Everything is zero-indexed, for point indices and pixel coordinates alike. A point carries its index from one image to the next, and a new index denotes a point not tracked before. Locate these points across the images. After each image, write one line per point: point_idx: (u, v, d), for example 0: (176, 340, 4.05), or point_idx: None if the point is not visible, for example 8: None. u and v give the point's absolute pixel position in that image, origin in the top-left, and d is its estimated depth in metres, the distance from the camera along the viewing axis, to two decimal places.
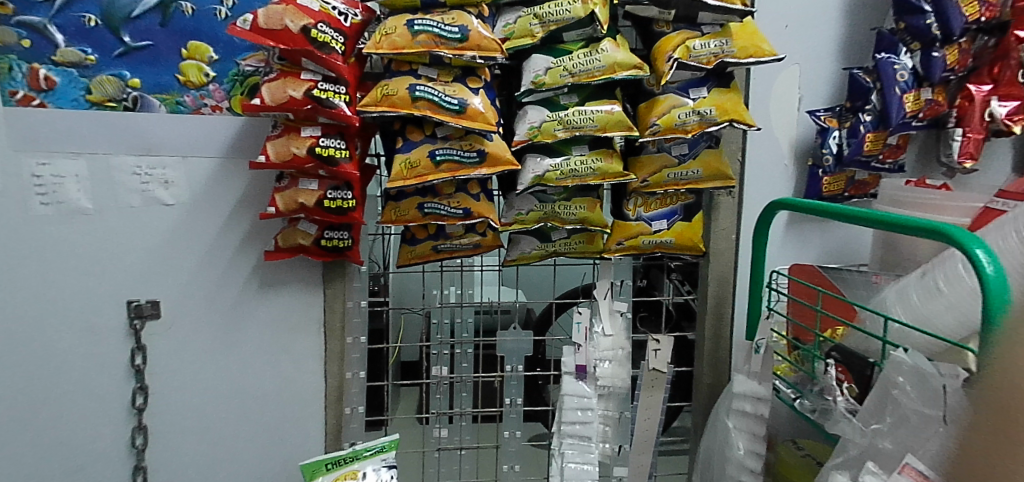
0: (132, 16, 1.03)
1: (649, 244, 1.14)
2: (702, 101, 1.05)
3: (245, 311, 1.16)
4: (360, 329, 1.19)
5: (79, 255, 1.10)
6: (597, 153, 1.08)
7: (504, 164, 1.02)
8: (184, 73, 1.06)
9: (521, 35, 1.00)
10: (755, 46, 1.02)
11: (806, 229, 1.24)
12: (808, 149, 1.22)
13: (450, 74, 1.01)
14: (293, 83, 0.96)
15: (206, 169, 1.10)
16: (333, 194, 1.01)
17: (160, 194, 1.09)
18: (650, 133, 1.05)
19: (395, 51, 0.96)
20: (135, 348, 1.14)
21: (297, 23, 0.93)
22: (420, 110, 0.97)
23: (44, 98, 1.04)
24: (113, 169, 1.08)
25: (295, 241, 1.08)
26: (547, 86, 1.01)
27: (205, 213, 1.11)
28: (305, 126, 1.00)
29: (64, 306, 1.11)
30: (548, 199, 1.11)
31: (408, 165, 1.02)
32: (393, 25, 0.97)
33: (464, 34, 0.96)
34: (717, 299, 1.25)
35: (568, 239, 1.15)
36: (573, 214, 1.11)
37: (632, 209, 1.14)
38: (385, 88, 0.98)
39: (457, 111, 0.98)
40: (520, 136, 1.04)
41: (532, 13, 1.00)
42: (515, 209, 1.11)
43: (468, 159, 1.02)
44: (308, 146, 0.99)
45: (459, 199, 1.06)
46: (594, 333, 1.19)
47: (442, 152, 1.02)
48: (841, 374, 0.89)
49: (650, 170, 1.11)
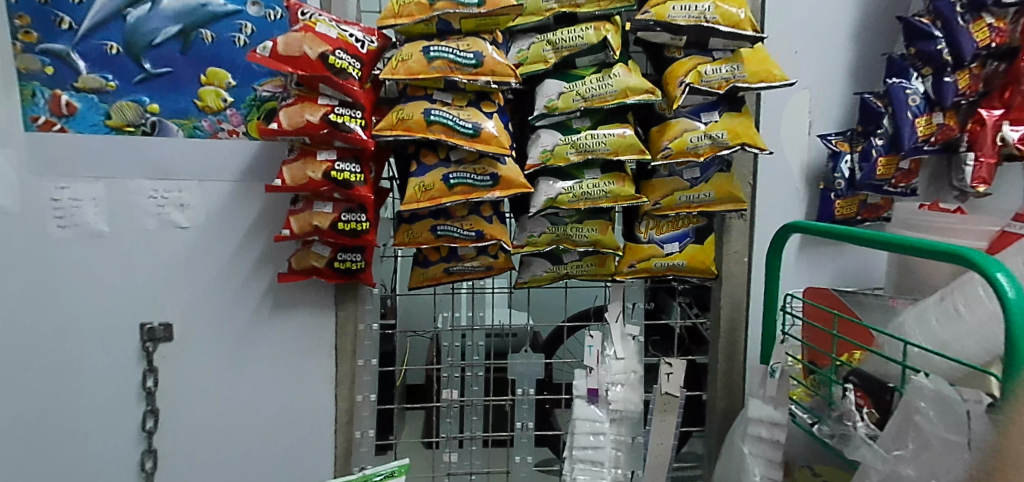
0: (154, 44, 1.04)
1: (661, 266, 1.14)
2: (714, 125, 1.06)
3: (257, 334, 1.16)
4: (370, 352, 1.18)
5: (95, 277, 1.11)
6: (609, 176, 1.08)
7: (518, 186, 1.03)
8: (202, 99, 1.07)
9: (535, 61, 1.02)
10: (766, 71, 1.03)
11: (818, 252, 1.24)
12: (820, 173, 1.22)
13: (464, 99, 1.02)
14: (310, 107, 0.98)
15: (221, 192, 1.11)
16: (347, 217, 1.02)
17: (176, 217, 1.10)
18: (661, 156, 1.06)
19: (411, 76, 0.97)
20: (146, 370, 1.14)
21: (316, 50, 0.94)
22: (435, 134, 0.98)
23: (65, 123, 1.06)
24: (131, 193, 1.09)
25: (308, 263, 1.08)
26: (560, 110, 1.02)
27: (219, 236, 1.12)
28: (321, 150, 1.01)
29: (76, 328, 1.11)
30: (560, 221, 1.11)
31: (422, 188, 1.02)
32: (409, 51, 0.98)
33: (479, 59, 0.97)
34: (729, 323, 1.25)
35: (579, 261, 1.15)
36: (585, 236, 1.11)
37: (644, 231, 1.15)
38: (400, 112, 0.99)
39: (472, 134, 0.99)
40: (532, 159, 1.05)
41: (546, 40, 1.02)
42: (527, 231, 1.12)
43: (482, 182, 1.02)
44: (324, 170, 0.99)
45: (472, 221, 1.07)
46: (606, 356, 1.19)
47: (456, 175, 1.03)
48: (860, 399, 0.88)
49: (662, 193, 1.12)
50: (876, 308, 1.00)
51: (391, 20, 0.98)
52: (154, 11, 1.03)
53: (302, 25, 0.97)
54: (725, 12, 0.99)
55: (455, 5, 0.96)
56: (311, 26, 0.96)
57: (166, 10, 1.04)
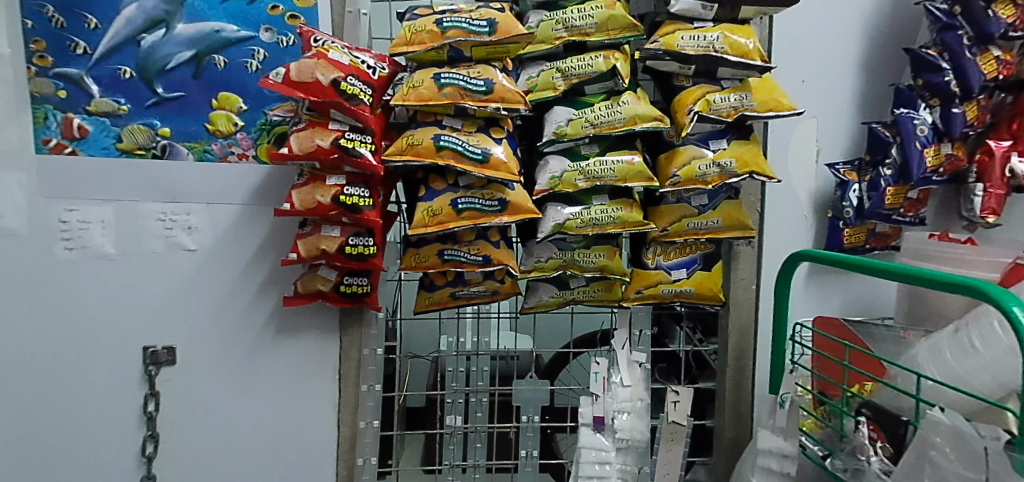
0: (167, 69, 1.05)
1: (669, 292, 1.17)
2: (722, 152, 1.06)
3: (261, 358, 1.15)
4: (374, 377, 1.17)
5: (100, 299, 1.10)
6: (617, 203, 1.09)
7: (525, 212, 1.03)
8: (213, 123, 1.07)
9: (544, 88, 1.02)
10: (774, 100, 1.03)
11: (827, 281, 1.23)
12: (828, 201, 1.22)
13: (474, 125, 1.02)
14: (321, 132, 0.98)
15: (229, 215, 1.10)
16: (355, 241, 1.01)
17: (182, 240, 1.10)
18: (670, 184, 1.06)
19: (422, 102, 0.97)
20: (148, 394, 1.13)
21: (328, 76, 0.95)
22: (445, 159, 0.99)
23: (76, 146, 1.06)
24: (139, 215, 1.09)
25: (314, 287, 1.07)
26: (568, 136, 1.02)
27: (226, 260, 1.12)
28: (331, 175, 1.01)
29: (80, 351, 1.11)
30: (568, 247, 1.13)
31: (430, 213, 1.02)
32: (420, 78, 0.99)
33: (489, 86, 0.98)
34: (737, 351, 1.24)
35: (586, 287, 1.18)
36: (592, 262, 1.13)
37: (651, 257, 1.17)
38: (410, 137, 1.00)
39: (481, 160, 0.99)
40: (541, 186, 1.06)
41: (555, 67, 1.02)
42: (534, 256, 1.13)
43: (490, 207, 1.03)
44: (333, 194, 0.99)
45: (479, 246, 1.07)
46: (613, 383, 1.18)
47: (464, 199, 1.03)
48: (872, 432, 0.86)
49: (670, 219, 1.13)
50: (886, 339, 0.98)
51: (403, 48, 0.98)
52: (168, 37, 1.04)
53: (315, 51, 0.97)
54: (733, 42, 1.00)
55: (466, 34, 0.96)
56: (324, 53, 0.97)
57: (180, 36, 1.05)
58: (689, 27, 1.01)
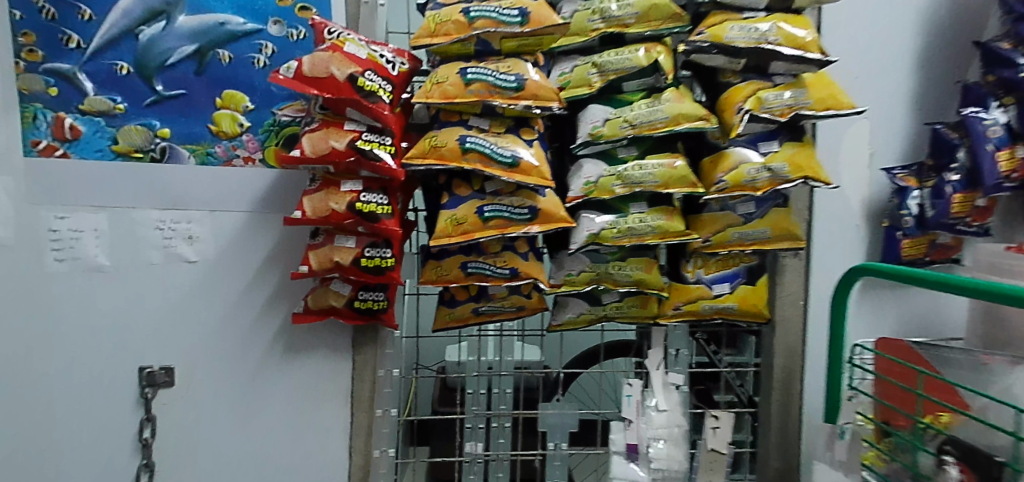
0: (167, 64, 0.96)
1: (710, 309, 1.07)
2: (773, 156, 0.96)
3: (266, 380, 1.05)
4: (390, 401, 1.06)
5: (93, 314, 1.01)
6: (657, 210, 1.00)
7: (558, 221, 0.94)
8: (216, 123, 0.99)
9: (578, 85, 0.93)
10: (833, 96, 0.93)
11: (880, 296, 1.14)
12: (882, 209, 1.12)
13: (502, 125, 0.93)
14: (337, 133, 0.89)
15: (233, 223, 1.01)
16: (371, 252, 0.92)
17: (183, 251, 1.01)
18: (716, 190, 0.96)
19: (447, 100, 0.88)
20: (144, 419, 1.03)
21: (344, 71, 0.86)
22: (471, 163, 0.89)
23: (67, 148, 0.97)
24: (136, 224, 1.00)
25: (326, 303, 0.97)
26: (606, 137, 0.93)
27: (229, 273, 1.02)
28: (346, 179, 0.92)
29: (70, 371, 1.01)
30: (602, 259, 1.03)
31: (455, 221, 0.93)
32: (444, 73, 0.90)
33: (521, 82, 0.88)
34: (784, 372, 1.14)
35: (619, 303, 1.08)
36: (628, 275, 1.03)
37: (691, 271, 1.07)
38: (433, 139, 0.91)
39: (511, 164, 0.90)
40: (575, 192, 0.96)
41: (591, 62, 0.93)
42: (566, 269, 1.04)
43: (519, 215, 0.93)
44: (348, 201, 0.90)
45: (506, 258, 0.98)
46: (647, 407, 1.09)
47: (491, 207, 0.94)
48: (961, 473, 0.77)
49: (713, 229, 1.04)
50: (965, 365, 0.85)
51: (426, 39, 0.89)
52: (169, 29, 0.96)
53: (329, 44, 0.89)
54: (787, 34, 0.90)
55: (496, 24, 0.87)
56: (339, 45, 0.88)
57: (182, 29, 0.96)
58: (739, 18, 0.91)
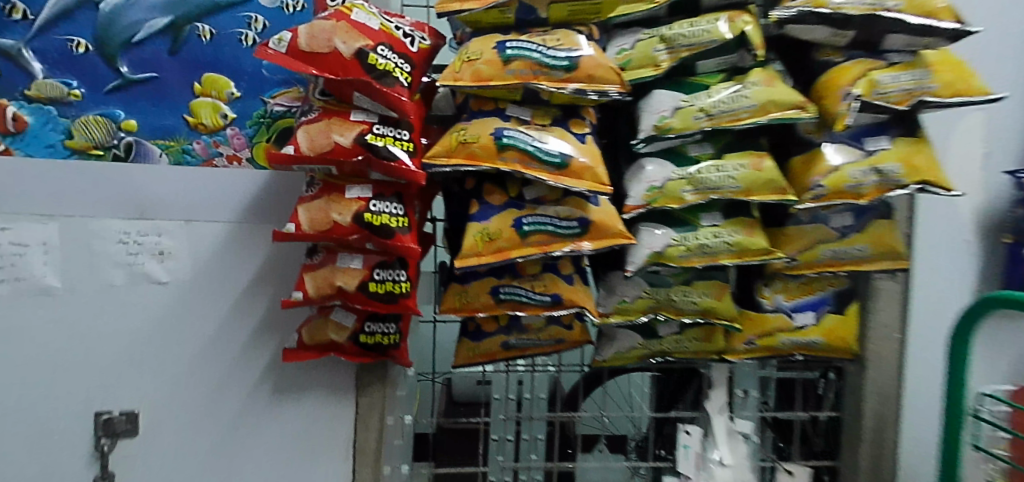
0: (134, 41, 0.79)
1: (789, 343, 0.89)
2: (884, 154, 0.77)
3: (249, 429, 0.86)
4: (400, 455, 0.89)
5: (39, 347, 0.82)
6: (732, 223, 0.81)
7: (612, 237, 0.75)
8: (194, 114, 0.81)
9: (641, 65, 0.74)
10: (965, 80, 0.74)
11: (995, 328, 0.94)
12: (998, 220, 0.94)
13: (547, 115, 0.74)
14: (340, 126, 0.70)
15: (213, 237, 0.83)
16: (381, 275, 0.73)
17: (151, 270, 0.82)
18: (810, 197, 0.77)
19: (479, 83, 0.70)
20: (99, 476, 0.84)
21: (351, 44, 0.68)
22: (507, 163, 0.70)
23: (10, 143, 0.79)
24: (94, 236, 0.81)
25: (324, 337, 0.78)
26: (675, 131, 0.74)
27: (207, 296, 0.83)
28: (351, 183, 0.73)
29: (10, 417, 0.83)
30: (663, 282, 0.84)
31: (485, 237, 0.74)
32: (477, 48, 0.71)
33: (573, 60, 0.70)
34: (876, 420, 0.95)
35: (679, 335, 0.89)
36: (693, 303, 0.84)
37: (769, 297, 0.88)
38: (461, 133, 0.72)
39: (559, 165, 0.71)
40: (635, 199, 0.76)
41: (658, 35, 0.75)
42: (618, 295, 0.84)
43: (566, 229, 0.75)
44: (354, 211, 0.71)
45: (547, 282, 0.79)
46: (708, 461, 0.86)
47: (531, 218, 0.75)
48: None
49: (800, 247, 0.84)
50: None
51: (456, 4, 0.71)
52: None
53: (332, 12, 0.71)
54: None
55: None
56: (345, 13, 0.70)
57: None
58: None
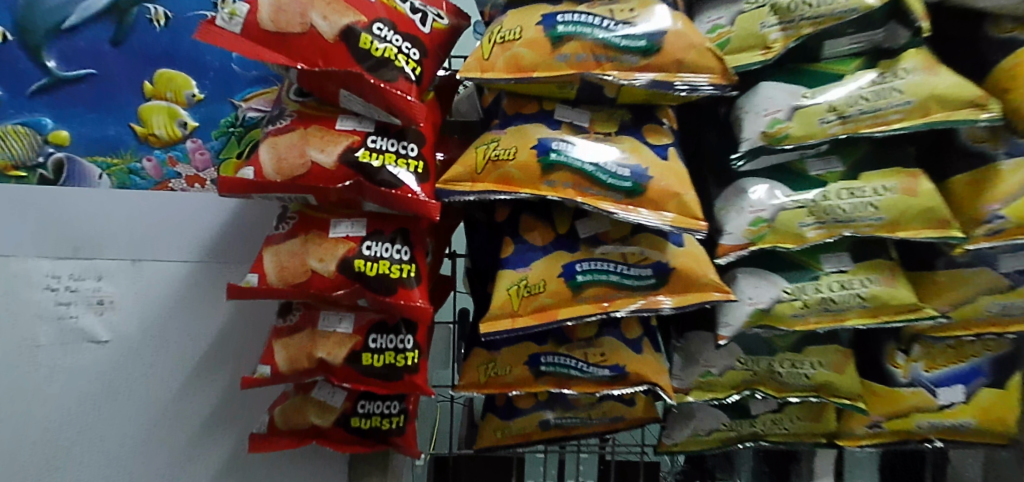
0: (65, 28, 0.62)
1: (929, 428, 0.64)
2: None
3: None
4: None
5: None
6: (865, 268, 0.58)
7: (701, 289, 0.53)
8: (145, 122, 0.63)
9: (743, 47, 0.53)
10: None
11: None
12: None
13: (610, 121, 0.53)
14: (321, 136, 0.50)
15: (168, 281, 0.64)
16: (378, 344, 0.54)
17: (88, 325, 0.63)
18: (984, 232, 0.54)
19: (517, 76, 0.49)
20: None
21: (338, 22, 0.47)
22: (556, 189, 0.49)
23: None
24: (14, 281, 0.62)
25: (303, 422, 0.58)
26: (794, 141, 0.52)
27: (158, 359, 0.64)
28: (337, 216, 0.53)
29: None
30: (760, 349, 0.62)
31: (522, 290, 0.53)
32: (514, 25, 0.51)
33: (654, 41, 0.48)
34: None
35: (779, 414, 0.66)
36: (803, 378, 0.61)
37: (904, 365, 0.65)
38: (490, 147, 0.51)
39: (630, 191, 0.49)
40: (732, 236, 0.54)
41: (771, 4, 0.53)
42: (700, 364, 0.62)
43: (636, 279, 0.53)
44: (340, 257, 0.51)
45: (605, 349, 0.57)
46: None
47: (586, 264, 0.53)
48: None
49: (953, 300, 0.61)
50: None
51: None
52: None
53: None
54: None
55: None
56: None
57: None
58: None
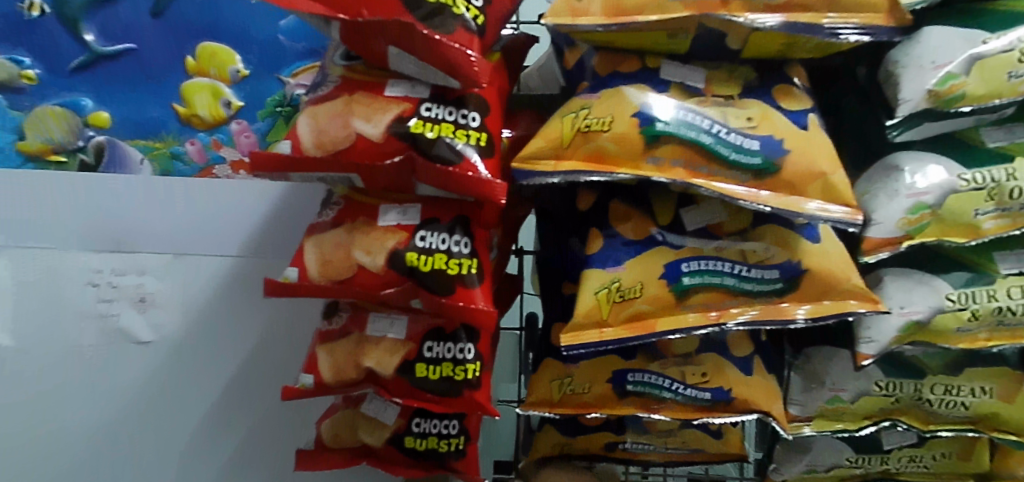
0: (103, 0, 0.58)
1: None
2: None
3: None
4: None
5: None
6: None
7: (846, 292, 0.42)
8: (188, 101, 0.60)
9: None
10: None
11: None
12: None
13: (732, 81, 0.42)
14: (367, 103, 0.42)
15: (211, 278, 0.58)
16: (434, 351, 0.45)
17: (129, 325, 0.58)
18: None
19: (618, 23, 0.39)
20: None
21: None
22: (660, 169, 0.40)
23: None
24: (53, 275, 0.57)
25: (351, 440, 0.50)
26: (975, 100, 0.40)
27: (200, 363, 0.59)
28: (385, 201, 0.45)
29: None
30: (901, 372, 0.48)
31: (614, 295, 0.43)
32: None
33: None
34: None
35: (921, 451, 0.51)
36: (961, 408, 0.47)
37: None
38: (580, 115, 0.41)
39: (760, 170, 0.40)
40: (888, 229, 0.42)
41: None
42: (822, 389, 0.48)
43: (758, 283, 0.42)
44: (390, 250, 0.43)
45: (708, 367, 0.46)
46: None
47: (694, 264, 0.43)
48: None
49: None
50: None
51: None
52: None
53: None
54: None
55: None
56: None
57: None
58: None
